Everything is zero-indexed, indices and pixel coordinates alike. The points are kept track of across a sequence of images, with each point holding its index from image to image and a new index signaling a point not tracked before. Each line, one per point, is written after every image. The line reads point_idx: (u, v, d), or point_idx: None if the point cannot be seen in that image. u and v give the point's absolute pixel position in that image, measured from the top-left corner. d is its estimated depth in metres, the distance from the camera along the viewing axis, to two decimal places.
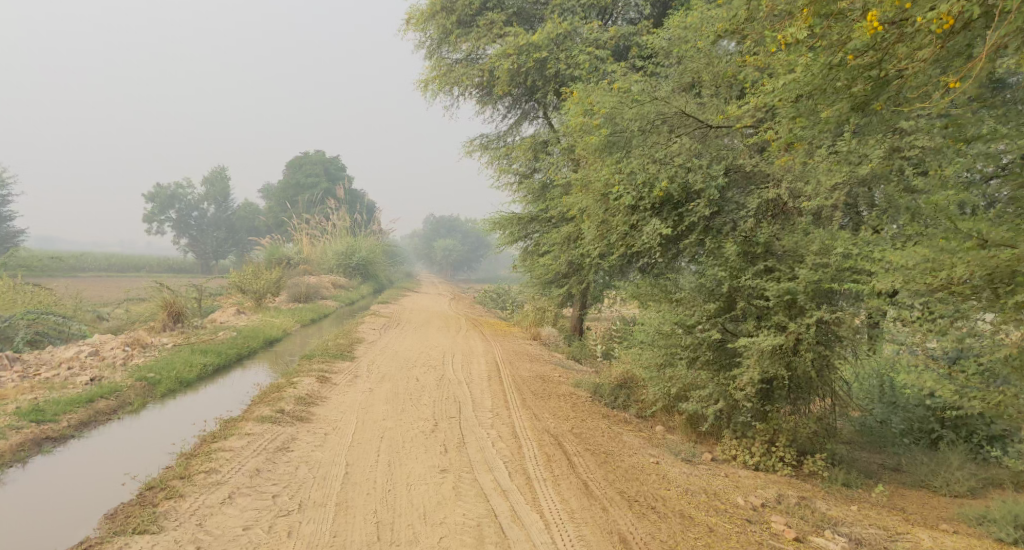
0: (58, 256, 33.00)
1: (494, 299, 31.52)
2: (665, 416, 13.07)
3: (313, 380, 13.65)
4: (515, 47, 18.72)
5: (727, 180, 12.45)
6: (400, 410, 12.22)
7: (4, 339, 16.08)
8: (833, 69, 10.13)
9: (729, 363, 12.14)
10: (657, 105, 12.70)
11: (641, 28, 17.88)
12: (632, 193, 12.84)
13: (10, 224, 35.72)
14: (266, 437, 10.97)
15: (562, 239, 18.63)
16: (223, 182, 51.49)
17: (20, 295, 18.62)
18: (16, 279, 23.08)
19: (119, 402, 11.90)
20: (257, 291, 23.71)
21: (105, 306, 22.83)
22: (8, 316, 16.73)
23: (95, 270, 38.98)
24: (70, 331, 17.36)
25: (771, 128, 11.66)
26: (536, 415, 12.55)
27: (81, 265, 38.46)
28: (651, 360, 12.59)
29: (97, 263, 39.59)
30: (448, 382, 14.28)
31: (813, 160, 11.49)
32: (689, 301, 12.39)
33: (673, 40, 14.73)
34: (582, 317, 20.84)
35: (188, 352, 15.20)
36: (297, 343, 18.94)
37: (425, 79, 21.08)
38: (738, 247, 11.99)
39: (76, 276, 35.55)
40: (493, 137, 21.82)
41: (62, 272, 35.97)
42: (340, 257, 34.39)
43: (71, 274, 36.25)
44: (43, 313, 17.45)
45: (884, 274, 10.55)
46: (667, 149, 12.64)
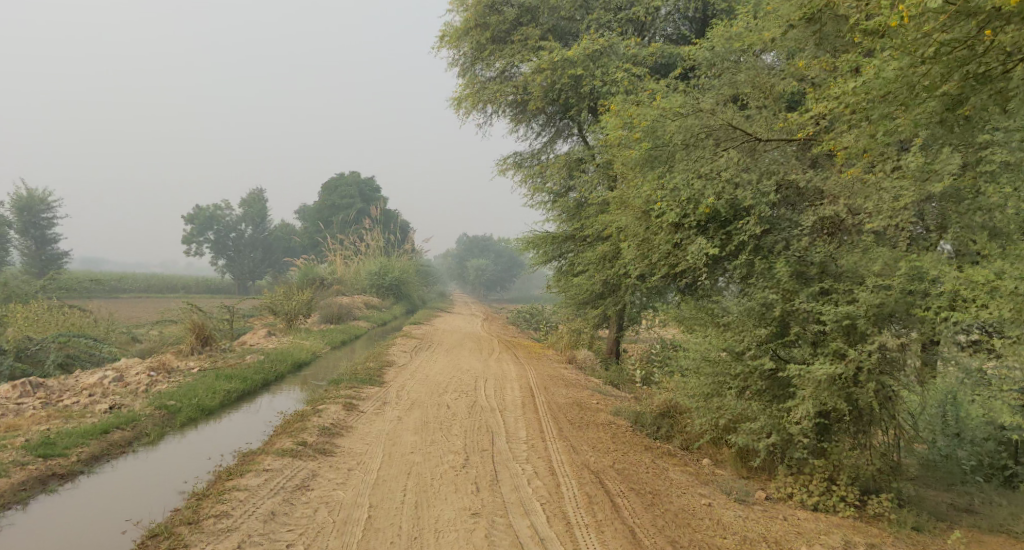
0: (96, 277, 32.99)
1: (528, 320, 30.84)
2: (713, 449, 12.26)
3: (339, 408, 13.03)
4: (549, 63, 18.16)
5: (778, 196, 11.70)
6: (429, 441, 11.55)
7: (32, 363, 15.68)
8: (924, 65, 9.62)
9: (782, 394, 11.33)
10: (700, 117, 12.12)
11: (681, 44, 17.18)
12: (676, 209, 12.15)
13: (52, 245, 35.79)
14: (285, 473, 10.34)
15: (597, 259, 17.97)
16: (261, 204, 51.52)
17: (50, 318, 18.30)
18: (50, 301, 22.86)
19: (135, 433, 11.36)
20: (289, 312, 23.23)
21: (138, 328, 22.54)
22: (38, 339, 16.35)
23: (136, 291, 39.01)
24: (100, 354, 16.92)
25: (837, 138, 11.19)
26: (574, 448, 11.82)
27: (121, 287, 38.52)
28: (697, 389, 11.81)
29: (137, 284, 39.65)
30: (480, 409, 13.60)
31: (885, 169, 11.03)
32: (739, 324, 11.60)
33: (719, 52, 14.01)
34: (618, 339, 20.09)
35: (213, 377, 14.67)
36: (327, 366, 18.36)
37: (458, 97, 20.57)
38: (791, 268, 11.25)
39: (116, 297, 35.55)
40: (527, 155, 21.23)
41: (102, 293, 36.02)
42: (373, 277, 33.93)
43: (111, 295, 36.29)
44: (73, 336, 17.05)
45: (991, 301, 9.85)
46: (713, 164, 12.01)
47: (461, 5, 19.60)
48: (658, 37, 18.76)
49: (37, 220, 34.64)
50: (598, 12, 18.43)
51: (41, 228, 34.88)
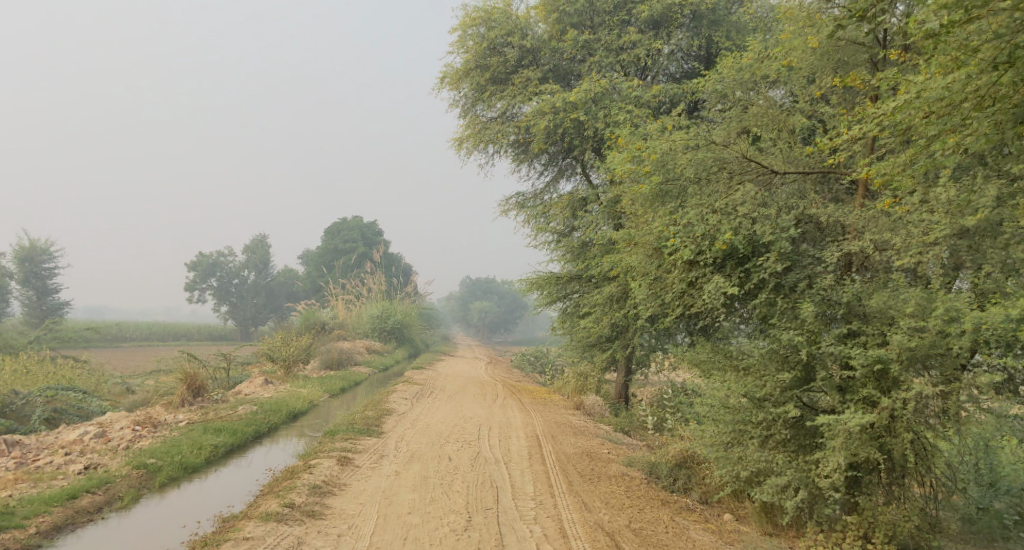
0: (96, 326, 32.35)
1: (532, 363, 29.97)
2: (735, 503, 11.38)
3: (332, 463, 12.18)
4: (551, 105, 17.57)
5: (800, 231, 10.97)
6: (428, 499, 10.71)
7: (17, 418, 14.85)
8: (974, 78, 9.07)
9: (810, 443, 10.52)
10: (712, 150, 11.48)
11: (685, 84, 16.57)
12: (690, 245, 11.35)
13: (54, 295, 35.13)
14: (268, 541, 9.53)
15: (604, 300, 17.23)
16: (263, 250, 50.96)
17: (37, 370, 17.49)
18: (44, 352, 22.09)
19: (107, 497, 10.53)
20: (287, 359, 22.40)
21: (133, 377, 21.79)
22: (24, 392, 15.53)
23: (139, 340, 38.34)
24: (89, 407, 16.09)
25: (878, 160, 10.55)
26: (586, 504, 10.97)
27: (122, 335, 37.86)
28: (717, 439, 10.96)
29: (139, 332, 39.02)
30: (483, 461, 12.74)
31: (928, 201, 10.26)
32: (760, 369, 10.79)
33: (728, 84, 13.32)
34: (626, 384, 19.27)
35: (200, 431, 13.84)
36: (325, 416, 17.49)
37: (459, 138, 19.97)
38: (816, 308, 10.47)
39: (116, 346, 34.85)
40: (530, 196, 20.58)
41: (102, 343, 35.31)
42: (375, 322, 33.16)
43: (113, 344, 35.61)
44: (60, 389, 16.24)
45: None
46: (730, 198, 11.29)
47: (461, 46, 19.10)
48: (660, 79, 18.14)
49: (41, 271, 34.05)
50: (598, 53, 17.87)
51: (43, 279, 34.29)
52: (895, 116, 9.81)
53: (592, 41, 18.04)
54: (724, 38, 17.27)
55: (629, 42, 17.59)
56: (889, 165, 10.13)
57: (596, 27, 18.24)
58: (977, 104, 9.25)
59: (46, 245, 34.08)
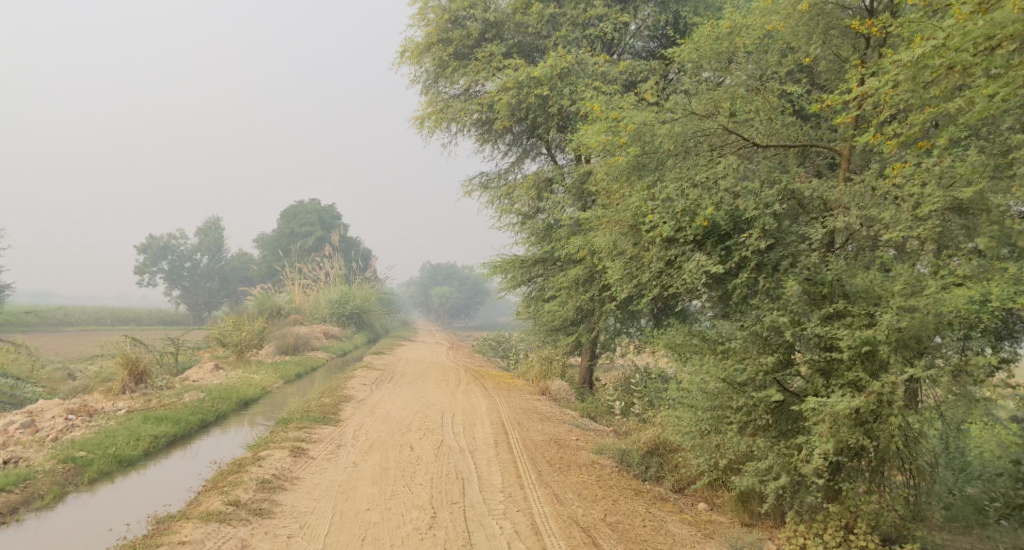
0: (40, 309, 30.83)
1: (494, 348, 29.24)
2: (709, 492, 10.63)
3: (284, 454, 11.30)
4: (515, 81, 16.69)
5: (784, 205, 10.03)
6: (389, 494, 9.92)
7: None
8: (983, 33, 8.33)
9: (793, 430, 9.66)
10: (693, 120, 10.48)
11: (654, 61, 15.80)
12: (669, 221, 10.26)
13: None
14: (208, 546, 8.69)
15: (569, 283, 16.49)
16: (217, 233, 49.36)
17: None
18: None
19: (25, 497, 9.68)
20: (239, 344, 21.34)
21: (76, 363, 20.57)
22: None
23: (85, 324, 36.79)
24: (22, 394, 14.94)
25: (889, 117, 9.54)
26: (558, 497, 10.24)
27: (69, 320, 36.29)
28: (692, 426, 10.04)
29: (86, 316, 37.48)
30: (447, 451, 11.94)
31: (924, 171, 9.40)
32: (740, 352, 9.88)
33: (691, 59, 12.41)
34: (592, 368, 18.52)
35: (139, 420, 12.83)
36: (277, 403, 16.52)
37: (420, 116, 19.03)
38: (802, 287, 9.52)
39: (60, 330, 33.36)
40: (493, 176, 19.72)
41: (46, 327, 33.78)
42: (333, 306, 32.09)
43: (58, 328, 34.06)
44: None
45: None
46: (710, 172, 10.27)
47: (422, 20, 18.14)
48: (628, 55, 17.37)
49: None
50: (564, 27, 17.02)
51: None
52: (899, 75, 9.00)
53: (557, 16, 17.22)
54: (692, 14, 16.52)
55: (595, 17, 16.80)
56: (897, 127, 9.28)
57: (562, 1, 17.40)
58: (986, 61, 8.56)
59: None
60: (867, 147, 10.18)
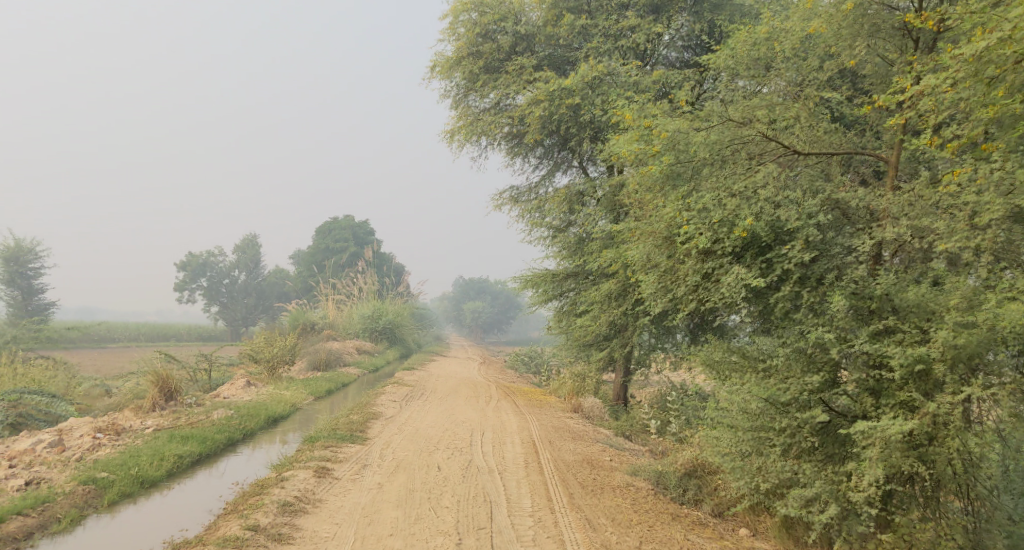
0: (80, 326, 30.96)
1: (527, 364, 28.80)
2: (751, 517, 10.16)
3: (308, 475, 11.02)
4: (546, 93, 16.36)
5: (829, 215, 9.53)
6: (414, 518, 9.58)
7: None
8: None
9: (841, 453, 9.13)
10: (730, 126, 10.02)
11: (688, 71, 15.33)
12: (706, 232, 9.81)
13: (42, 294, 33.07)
14: None
15: (602, 298, 16.07)
16: (253, 249, 49.53)
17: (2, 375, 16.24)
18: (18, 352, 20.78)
19: (42, 520, 9.52)
20: (271, 360, 21.16)
21: (112, 379, 20.49)
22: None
23: (126, 340, 36.96)
24: (57, 411, 14.74)
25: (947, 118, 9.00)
26: (590, 522, 9.82)
27: (111, 336, 36.43)
28: (732, 448, 9.60)
29: (126, 332, 37.70)
30: (475, 472, 11.56)
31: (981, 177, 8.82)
32: (783, 370, 9.40)
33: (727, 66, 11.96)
34: (626, 385, 18.05)
35: (165, 439, 12.61)
36: (307, 420, 16.26)
37: (451, 130, 18.76)
38: (849, 302, 9.02)
39: (101, 346, 33.49)
40: (524, 190, 19.38)
41: (88, 343, 33.93)
42: (366, 322, 31.89)
43: (99, 345, 34.21)
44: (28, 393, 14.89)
45: None
46: (749, 180, 9.80)
47: (452, 34, 17.89)
48: (661, 65, 16.90)
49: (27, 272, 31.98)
50: (596, 38, 16.63)
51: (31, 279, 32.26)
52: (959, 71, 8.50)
53: (589, 26, 16.84)
54: (727, 21, 16.05)
55: (627, 27, 16.39)
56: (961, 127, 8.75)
57: (594, 11, 17.00)
58: None
59: (33, 244, 31.97)
60: (919, 152, 9.65)
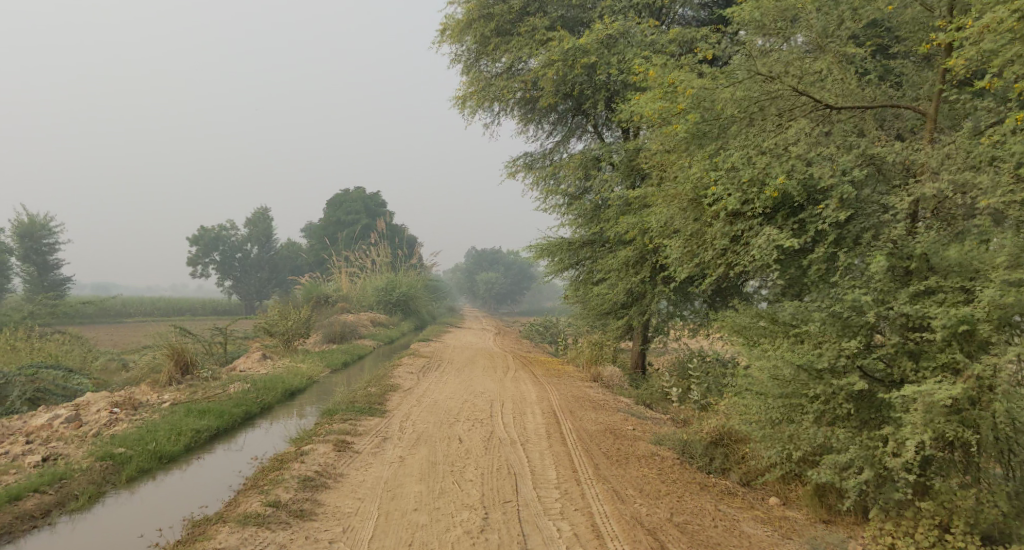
0: (97, 301, 30.93)
1: (542, 334, 28.53)
2: (781, 485, 9.86)
3: (328, 449, 10.81)
4: (560, 54, 15.91)
5: (864, 172, 9.15)
6: (438, 492, 9.37)
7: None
8: None
9: (878, 420, 8.82)
10: (758, 80, 9.64)
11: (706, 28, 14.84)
12: (735, 192, 9.53)
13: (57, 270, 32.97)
14: None
15: (619, 265, 15.74)
16: (265, 223, 49.29)
17: (16, 351, 16.05)
18: (33, 328, 20.63)
19: (59, 497, 9.36)
20: (286, 333, 20.96)
21: (129, 354, 20.30)
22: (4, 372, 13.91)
23: (143, 315, 36.93)
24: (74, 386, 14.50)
25: (995, 63, 8.52)
26: (617, 493, 9.57)
27: (126, 310, 36.36)
28: (764, 416, 9.31)
29: (144, 307, 37.67)
30: (498, 443, 11.33)
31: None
32: (816, 335, 9.05)
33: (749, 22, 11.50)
34: (644, 352, 17.76)
35: (183, 414, 12.42)
36: (323, 393, 16.06)
37: (462, 96, 18.33)
38: (888, 261, 8.64)
39: (117, 321, 33.41)
40: (538, 156, 18.97)
41: (104, 317, 33.87)
42: (380, 293, 31.71)
43: (117, 319, 34.18)
44: (44, 369, 14.66)
45: None
46: (780, 138, 9.42)
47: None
48: (678, 24, 16.40)
49: (41, 248, 31.84)
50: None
51: (45, 255, 32.13)
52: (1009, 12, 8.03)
53: None
54: None
55: None
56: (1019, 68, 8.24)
57: None
58: None
59: (47, 221, 31.88)
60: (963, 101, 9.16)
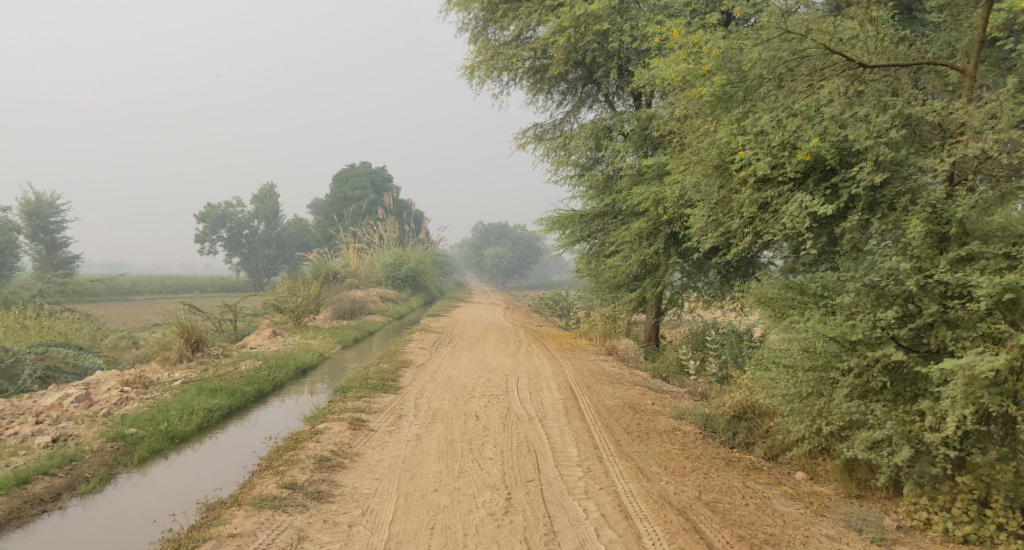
0: (106, 279, 30.73)
1: (551, 307, 28.16)
2: (807, 460, 9.46)
3: (342, 427, 10.53)
4: (570, 20, 15.43)
5: (901, 134, 8.76)
6: (458, 471, 9.12)
7: (9, 378, 12.96)
8: None
9: (914, 393, 8.48)
10: (788, 39, 9.24)
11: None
12: (765, 157, 9.19)
13: (66, 248, 32.72)
14: (261, 538, 8.04)
15: (633, 237, 15.36)
16: (272, 199, 48.94)
17: (25, 329, 15.80)
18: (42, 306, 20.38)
19: (70, 480, 9.12)
20: (296, 309, 20.66)
21: (139, 332, 20.04)
22: (13, 351, 13.65)
23: (152, 293, 36.73)
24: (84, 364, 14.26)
25: None
26: (642, 471, 9.30)
27: (136, 289, 36.17)
28: (793, 390, 8.98)
29: (153, 284, 37.49)
30: (516, 419, 11.06)
31: None
32: (849, 305, 8.74)
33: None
34: (657, 325, 17.39)
35: (194, 392, 12.17)
36: (335, 369, 15.77)
37: (470, 66, 17.87)
38: (927, 227, 8.31)
39: (127, 299, 33.21)
40: (548, 127, 18.53)
41: (114, 296, 33.69)
42: (389, 269, 31.39)
43: (127, 297, 34.00)
44: (54, 347, 14.40)
45: None
46: (811, 99, 9.05)
47: None
48: None
49: (49, 226, 31.57)
50: None
51: (53, 233, 31.85)
52: None
53: None
54: None
55: None
56: None
57: None
58: None
59: (54, 199, 31.60)
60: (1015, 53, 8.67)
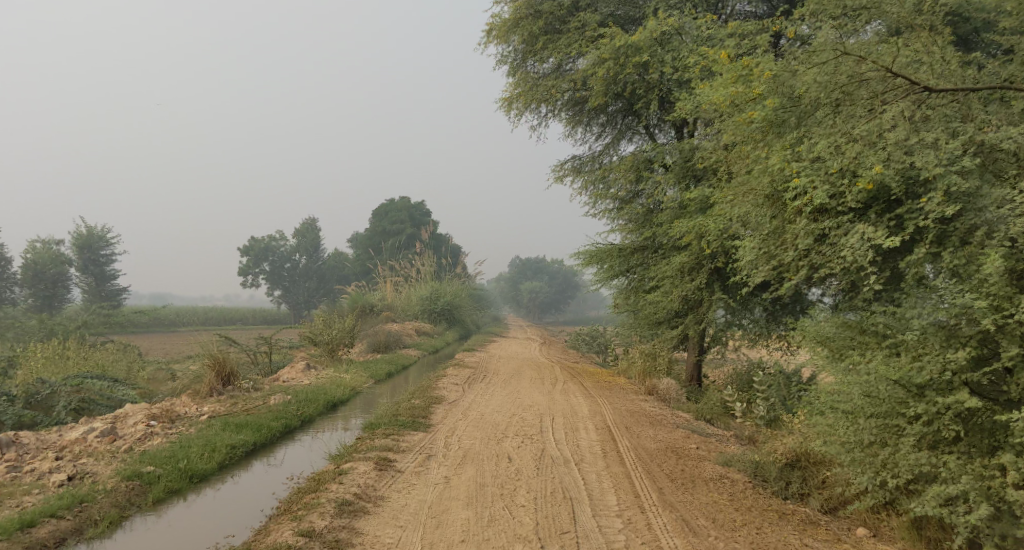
0: (150, 310, 30.72)
1: (589, 343, 27.42)
2: (869, 515, 8.71)
3: (368, 468, 9.98)
4: (611, 52, 15.00)
5: (973, 162, 8.09)
6: (488, 519, 8.55)
7: (43, 410, 12.66)
8: None
9: (992, 444, 7.73)
10: (846, 61, 8.64)
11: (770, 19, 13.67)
12: (823, 185, 8.64)
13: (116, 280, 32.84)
14: None
15: (675, 272, 14.72)
16: (314, 233, 49.03)
17: (63, 359, 15.53)
18: (82, 336, 20.20)
19: (79, 522, 8.68)
20: (331, 342, 20.22)
21: (177, 363, 19.75)
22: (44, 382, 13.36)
23: (195, 324, 36.75)
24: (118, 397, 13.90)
25: None
26: (688, 524, 8.66)
27: (180, 320, 36.21)
28: (854, 438, 8.26)
29: (195, 315, 37.56)
30: (551, 462, 10.45)
31: None
32: (916, 346, 8.05)
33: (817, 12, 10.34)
34: (700, 364, 16.62)
35: (219, 428, 11.71)
36: (367, 405, 15.23)
37: (508, 98, 17.49)
38: (1007, 263, 7.61)
39: (171, 331, 33.20)
40: (587, 159, 18.04)
41: (159, 327, 33.71)
42: (425, 303, 30.92)
43: (171, 329, 34.03)
44: (88, 378, 14.09)
45: None
46: (873, 123, 8.40)
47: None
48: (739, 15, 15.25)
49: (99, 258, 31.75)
50: None
51: (103, 265, 31.99)
52: None
53: None
54: None
55: None
56: None
57: None
58: None
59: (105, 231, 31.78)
60: None
